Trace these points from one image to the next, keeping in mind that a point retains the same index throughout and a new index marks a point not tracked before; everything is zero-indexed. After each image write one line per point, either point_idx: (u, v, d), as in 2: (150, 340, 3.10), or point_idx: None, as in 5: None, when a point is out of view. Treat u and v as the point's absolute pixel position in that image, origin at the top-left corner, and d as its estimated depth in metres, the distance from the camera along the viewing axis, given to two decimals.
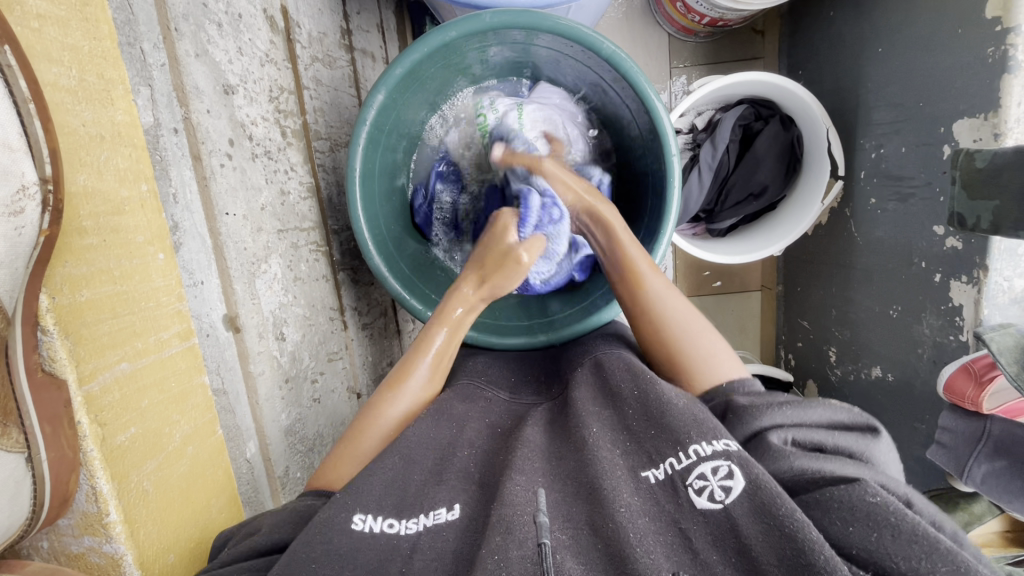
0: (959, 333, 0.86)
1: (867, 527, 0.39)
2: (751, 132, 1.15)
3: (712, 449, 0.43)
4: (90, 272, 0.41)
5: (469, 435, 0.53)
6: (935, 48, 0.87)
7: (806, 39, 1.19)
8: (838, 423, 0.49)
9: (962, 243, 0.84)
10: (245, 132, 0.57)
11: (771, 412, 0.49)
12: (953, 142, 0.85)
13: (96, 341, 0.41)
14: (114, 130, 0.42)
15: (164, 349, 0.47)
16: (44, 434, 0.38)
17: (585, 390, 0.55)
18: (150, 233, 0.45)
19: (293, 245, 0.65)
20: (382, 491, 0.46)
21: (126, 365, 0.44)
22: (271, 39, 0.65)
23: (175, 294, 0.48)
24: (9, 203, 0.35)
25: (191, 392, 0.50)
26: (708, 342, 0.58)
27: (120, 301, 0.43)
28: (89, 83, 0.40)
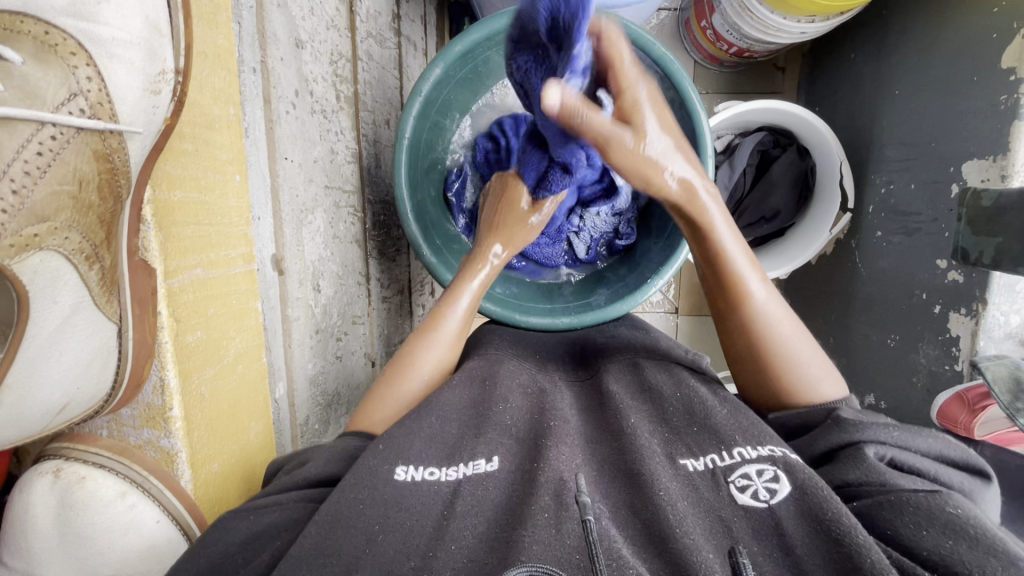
0: (954, 362, 0.89)
1: (942, 533, 0.40)
2: (768, 158, 1.20)
3: (757, 455, 0.46)
4: (183, 174, 0.46)
5: (501, 391, 0.56)
6: (950, 94, 0.92)
7: (826, 78, 1.25)
8: (946, 459, 0.48)
9: (963, 277, 0.88)
10: (308, 87, 0.60)
11: (876, 428, 0.49)
12: (962, 181, 0.90)
13: (181, 241, 0.46)
14: (216, 52, 0.47)
15: (231, 266, 0.51)
16: (133, 316, 0.43)
17: (620, 387, 0.58)
18: (232, 154, 0.50)
19: (335, 203, 0.67)
20: (423, 443, 0.48)
21: (201, 271, 0.48)
22: (337, 7, 0.68)
23: (245, 217, 0.52)
24: (152, 81, 0.42)
25: (247, 313, 0.53)
26: (808, 349, 0.57)
27: (202, 211, 0.47)
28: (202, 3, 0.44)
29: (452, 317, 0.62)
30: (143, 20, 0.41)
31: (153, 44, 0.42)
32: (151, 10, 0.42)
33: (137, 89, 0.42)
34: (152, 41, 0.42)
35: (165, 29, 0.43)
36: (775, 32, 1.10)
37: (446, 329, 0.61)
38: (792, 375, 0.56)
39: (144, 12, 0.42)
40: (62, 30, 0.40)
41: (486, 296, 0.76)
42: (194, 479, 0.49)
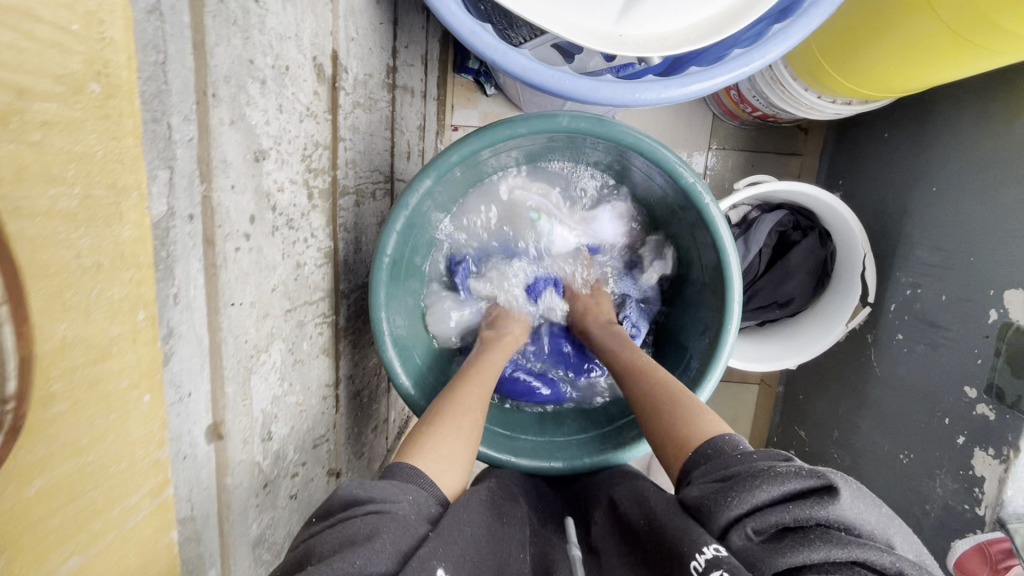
0: (975, 504, 0.81)
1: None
2: (787, 241, 1.11)
3: (706, 562, 0.42)
4: (49, 453, 0.27)
5: (514, 533, 0.55)
6: (998, 209, 0.83)
7: (854, 152, 1.16)
8: (789, 492, 0.43)
9: (994, 414, 0.80)
10: (269, 203, 0.50)
11: (723, 505, 0.45)
12: (1001, 307, 0.81)
13: (38, 544, 0.28)
14: (117, 255, 0.29)
15: (128, 519, 0.33)
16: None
17: (608, 540, 0.55)
18: (138, 375, 0.31)
19: (299, 322, 0.58)
20: (462, 564, 0.46)
21: (77, 559, 0.30)
22: (315, 90, 0.57)
23: (156, 442, 0.34)
24: None
25: (153, 563, 0.35)
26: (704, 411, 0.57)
27: (82, 478, 0.29)
28: (95, 199, 0.28)
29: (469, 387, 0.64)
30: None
31: None
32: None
33: None
34: None
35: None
36: (809, 109, 1.00)
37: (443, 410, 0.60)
38: (686, 418, 0.57)
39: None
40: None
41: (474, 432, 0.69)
42: None
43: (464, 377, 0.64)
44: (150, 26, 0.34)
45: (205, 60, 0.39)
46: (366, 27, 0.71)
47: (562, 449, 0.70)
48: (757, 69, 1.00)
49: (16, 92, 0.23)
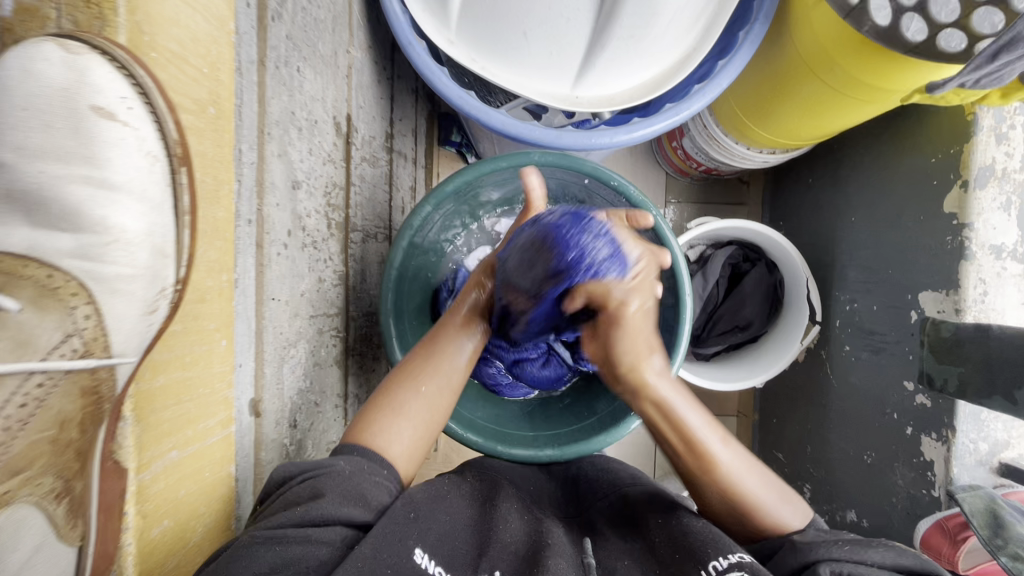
0: (932, 488, 0.90)
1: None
2: (739, 271, 1.26)
3: (728, 564, 0.50)
4: (169, 358, 0.45)
5: (504, 512, 0.58)
6: (902, 228, 1.00)
7: (787, 196, 1.35)
8: (900, 565, 0.51)
9: (930, 402, 0.91)
10: (301, 223, 0.61)
11: (830, 546, 0.52)
12: (920, 308, 0.95)
13: (159, 428, 0.45)
14: (215, 226, 0.47)
15: (207, 437, 0.48)
16: (97, 523, 0.42)
17: (612, 524, 0.61)
18: (221, 322, 0.49)
19: (318, 330, 0.67)
20: (435, 539, 0.52)
21: (175, 453, 0.46)
22: (334, 143, 0.71)
23: (227, 382, 0.50)
24: (151, 302, 0.44)
25: (219, 483, 0.51)
26: (769, 487, 0.62)
27: (185, 387, 0.46)
28: (205, 183, 0.46)
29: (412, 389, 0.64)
30: (149, 247, 0.44)
31: (157, 267, 0.44)
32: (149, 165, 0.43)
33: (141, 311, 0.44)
34: (157, 266, 0.44)
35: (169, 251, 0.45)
36: (742, 159, 1.19)
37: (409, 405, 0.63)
38: (755, 515, 0.61)
39: (152, 238, 0.44)
40: (66, 271, 0.42)
41: (470, 426, 0.75)
42: None
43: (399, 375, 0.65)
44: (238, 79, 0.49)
45: (264, 108, 0.52)
46: (371, 99, 0.88)
47: (552, 440, 0.76)
48: (695, 128, 1.20)
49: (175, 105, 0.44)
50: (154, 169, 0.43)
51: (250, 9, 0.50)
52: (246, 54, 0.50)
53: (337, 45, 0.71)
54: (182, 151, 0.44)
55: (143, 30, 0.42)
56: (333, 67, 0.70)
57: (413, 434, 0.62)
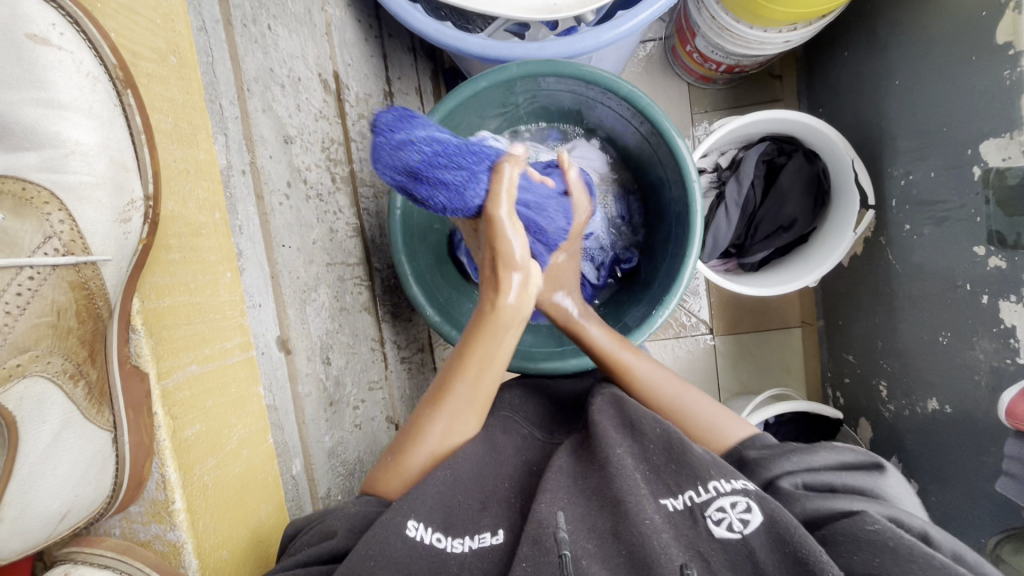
0: (1016, 355, 0.82)
1: (870, 552, 0.44)
2: (775, 167, 1.18)
3: (731, 486, 0.48)
4: (172, 282, 0.50)
5: (507, 468, 0.58)
6: (953, 76, 0.89)
7: (823, 78, 1.22)
8: (846, 464, 0.54)
9: (1006, 262, 0.82)
10: (301, 176, 0.64)
11: (782, 458, 0.54)
12: (982, 162, 0.85)
13: (172, 343, 0.49)
14: (198, 167, 0.52)
15: (227, 356, 0.53)
16: (128, 419, 0.47)
17: (606, 418, 0.58)
18: (221, 255, 0.53)
19: (339, 277, 0.71)
20: (433, 503, 0.52)
21: (196, 367, 0.51)
22: (324, 99, 0.74)
23: (239, 308, 0.55)
24: (122, 212, 0.48)
25: (248, 399, 0.56)
26: (707, 408, 0.63)
27: (195, 310, 0.50)
28: (181, 128, 0.51)
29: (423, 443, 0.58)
30: (108, 160, 0.48)
31: (121, 180, 0.48)
32: (117, 151, 0.48)
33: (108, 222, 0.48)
34: (119, 179, 0.48)
35: (131, 165, 0.48)
36: (760, 45, 1.10)
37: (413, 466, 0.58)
38: (685, 430, 0.63)
39: (110, 151, 0.48)
40: (36, 184, 0.46)
41: None
42: (201, 567, 0.50)
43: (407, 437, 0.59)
44: (202, 37, 0.52)
45: (239, 64, 0.56)
46: (359, 57, 0.89)
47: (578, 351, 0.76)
48: (705, 23, 1.13)
49: (132, 55, 0.48)
50: (96, 88, 0.46)
51: None
52: (209, 14, 0.53)
53: (309, 2, 0.72)
54: (122, 74, 0.47)
55: None
56: (309, 24, 0.72)
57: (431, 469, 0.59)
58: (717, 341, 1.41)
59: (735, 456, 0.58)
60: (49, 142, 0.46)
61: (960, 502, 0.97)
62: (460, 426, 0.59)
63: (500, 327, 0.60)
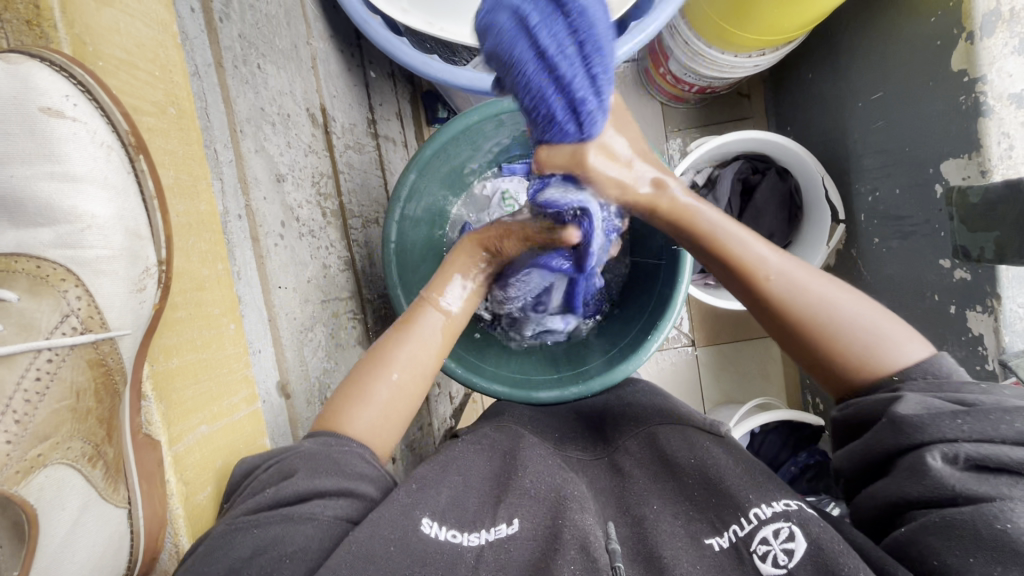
0: (984, 362, 0.86)
1: (990, 560, 0.40)
2: (750, 185, 1.22)
3: (771, 512, 0.48)
4: (179, 341, 0.50)
5: (521, 458, 0.58)
6: (913, 99, 0.94)
7: (790, 98, 1.28)
8: None
9: (970, 274, 0.87)
10: (294, 215, 0.64)
11: (942, 423, 0.45)
12: (944, 180, 0.90)
13: (182, 405, 0.50)
14: (199, 219, 0.51)
15: (235, 412, 0.53)
16: (141, 492, 0.47)
17: (641, 464, 0.59)
18: (224, 306, 0.53)
19: (334, 313, 0.70)
20: (446, 505, 0.51)
21: (205, 427, 0.51)
22: (312, 133, 0.73)
23: (244, 360, 0.55)
24: (137, 281, 0.47)
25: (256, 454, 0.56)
26: (855, 301, 0.57)
27: (201, 367, 0.51)
28: (182, 180, 0.50)
29: (386, 380, 0.59)
30: (123, 231, 0.47)
31: (135, 249, 0.47)
32: (132, 220, 0.47)
33: (124, 292, 0.47)
34: (134, 248, 0.47)
35: (145, 232, 0.48)
36: (731, 69, 1.14)
37: (379, 392, 0.59)
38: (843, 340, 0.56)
39: (124, 223, 0.47)
40: (52, 261, 0.46)
41: (498, 378, 0.76)
42: None
43: (364, 375, 0.59)
44: (196, 83, 0.52)
45: (231, 106, 0.55)
46: (344, 88, 0.88)
47: (579, 376, 0.76)
48: (679, 48, 1.16)
49: (131, 109, 0.47)
50: (110, 158, 0.46)
51: (195, 14, 0.53)
52: (200, 58, 0.53)
53: (295, 36, 0.72)
54: (133, 138, 0.46)
55: (86, 42, 0.44)
56: (296, 59, 0.72)
57: (387, 410, 0.59)
58: (699, 352, 1.44)
59: (891, 401, 0.49)
60: (63, 218, 0.45)
61: None
62: (423, 355, 0.62)
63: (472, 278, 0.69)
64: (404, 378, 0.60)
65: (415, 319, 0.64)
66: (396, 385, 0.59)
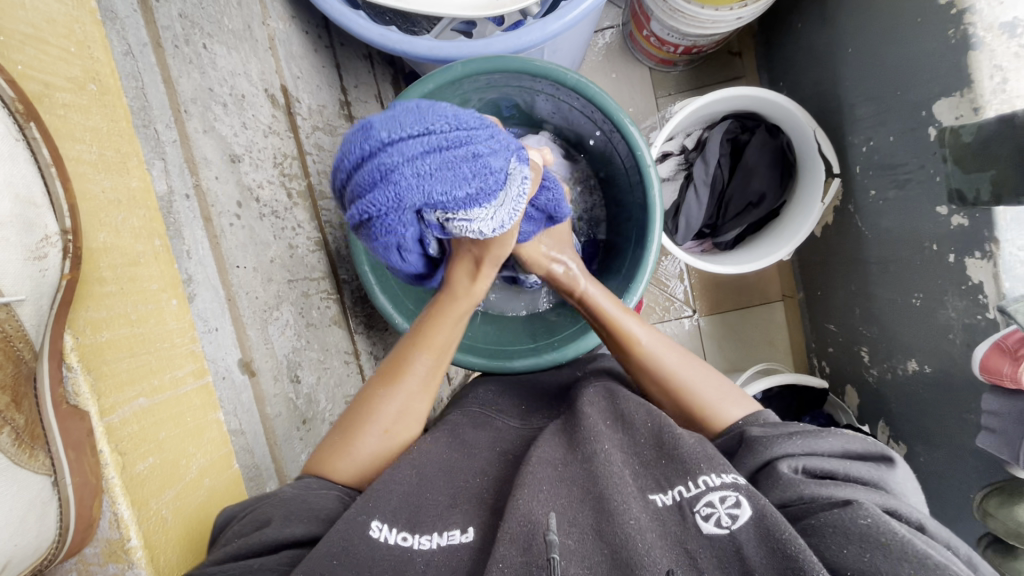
0: (985, 311, 0.83)
1: (861, 548, 0.41)
2: (739, 144, 1.19)
3: (720, 480, 0.46)
4: (109, 315, 0.47)
5: (479, 463, 0.58)
6: (902, 39, 0.89)
7: (781, 52, 1.23)
8: (852, 452, 0.51)
9: (968, 219, 0.83)
10: (252, 195, 0.64)
11: (781, 441, 0.51)
12: (937, 122, 0.85)
13: (116, 377, 0.47)
14: (130, 195, 0.50)
15: (179, 386, 0.52)
16: (68, 460, 0.42)
17: (596, 415, 0.58)
18: (163, 282, 0.52)
19: (304, 293, 0.71)
20: (397, 504, 0.50)
21: (144, 400, 0.49)
22: (272, 114, 0.72)
23: (189, 335, 0.54)
24: (34, 249, 0.42)
25: (206, 427, 0.55)
26: (716, 387, 0.61)
27: (137, 341, 0.49)
28: (108, 157, 0.48)
29: (370, 433, 0.59)
30: (10, 198, 0.41)
31: (30, 216, 0.42)
32: (23, 187, 0.42)
33: (18, 260, 0.42)
34: (27, 215, 0.42)
35: (41, 200, 0.43)
36: (713, 24, 1.09)
37: (364, 445, 0.59)
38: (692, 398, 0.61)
39: (13, 190, 0.42)
40: None
41: (473, 350, 0.76)
42: None
43: (351, 421, 0.60)
44: (128, 62, 0.52)
45: (172, 87, 0.55)
46: (310, 69, 0.88)
47: (553, 345, 0.76)
48: (658, 6, 1.12)
49: (41, 84, 0.44)
50: None
51: None
52: (134, 37, 0.52)
53: (249, 17, 0.71)
54: (21, 106, 0.41)
55: None
56: (250, 40, 0.71)
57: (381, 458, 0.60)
58: (699, 321, 1.41)
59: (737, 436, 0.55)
60: None
61: (949, 458, 0.96)
62: (413, 404, 0.62)
63: (453, 318, 0.67)
64: (392, 434, 0.61)
65: (404, 367, 0.63)
66: (382, 443, 0.60)
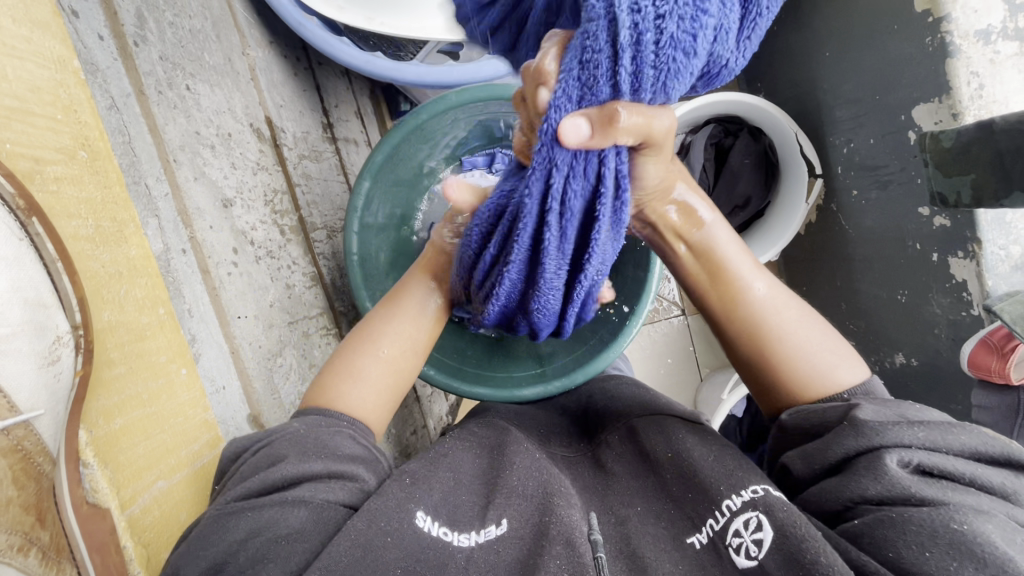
0: (970, 307, 0.86)
1: (946, 554, 0.38)
2: (724, 148, 1.21)
3: (741, 502, 0.47)
4: (121, 400, 0.48)
5: (512, 455, 0.56)
6: (879, 45, 0.91)
7: (757, 54, 1.24)
8: (984, 456, 0.44)
9: (949, 221, 0.86)
10: (247, 239, 0.62)
11: (899, 429, 0.44)
12: (917, 127, 0.88)
13: (133, 465, 0.48)
14: (130, 265, 0.49)
15: (196, 459, 0.54)
16: (94, 564, 0.44)
17: (622, 462, 0.58)
18: (171, 352, 0.52)
19: (305, 334, 0.70)
20: (438, 500, 0.50)
21: (162, 482, 0.51)
22: (259, 149, 0.69)
23: (200, 405, 0.54)
24: (48, 353, 0.42)
25: None
26: (826, 347, 0.54)
27: (150, 422, 0.50)
28: (105, 228, 0.48)
29: (372, 358, 0.57)
30: (21, 304, 0.41)
31: (41, 320, 0.42)
32: (32, 290, 0.42)
33: (32, 369, 0.41)
34: (40, 319, 0.42)
35: (50, 300, 0.43)
36: None
37: (367, 370, 0.56)
38: (799, 368, 0.53)
39: (22, 293, 0.41)
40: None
41: (478, 379, 0.77)
42: None
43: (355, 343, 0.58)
44: (114, 116, 0.50)
45: (159, 135, 0.54)
46: (291, 96, 0.85)
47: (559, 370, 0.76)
48: None
49: (33, 161, 0.44)
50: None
51: (104, 42, 0.50)
52: (117, 88, 0.51)
53: (228, 49, 0.67)
54: (24, 202, 0.41)
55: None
56: (232, 74, 0.67)
57: (376, 394, 0.56)
58: (688, 320, 1.42)
59: (847, 408, 0.48)
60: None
61: None
62: (414, 332, 0.60)
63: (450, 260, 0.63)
64: (393, 362, 0.57)
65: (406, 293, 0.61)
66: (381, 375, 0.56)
